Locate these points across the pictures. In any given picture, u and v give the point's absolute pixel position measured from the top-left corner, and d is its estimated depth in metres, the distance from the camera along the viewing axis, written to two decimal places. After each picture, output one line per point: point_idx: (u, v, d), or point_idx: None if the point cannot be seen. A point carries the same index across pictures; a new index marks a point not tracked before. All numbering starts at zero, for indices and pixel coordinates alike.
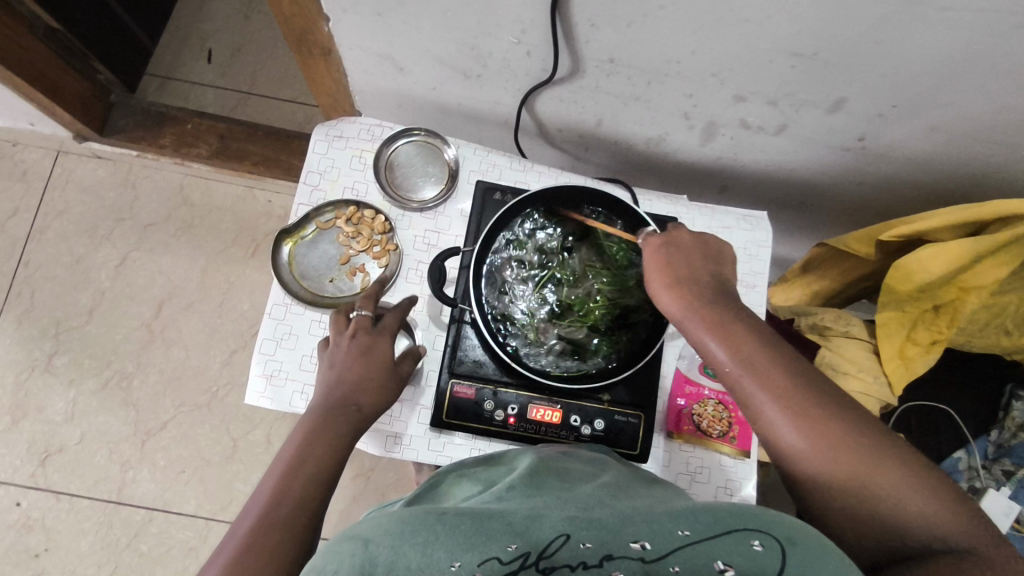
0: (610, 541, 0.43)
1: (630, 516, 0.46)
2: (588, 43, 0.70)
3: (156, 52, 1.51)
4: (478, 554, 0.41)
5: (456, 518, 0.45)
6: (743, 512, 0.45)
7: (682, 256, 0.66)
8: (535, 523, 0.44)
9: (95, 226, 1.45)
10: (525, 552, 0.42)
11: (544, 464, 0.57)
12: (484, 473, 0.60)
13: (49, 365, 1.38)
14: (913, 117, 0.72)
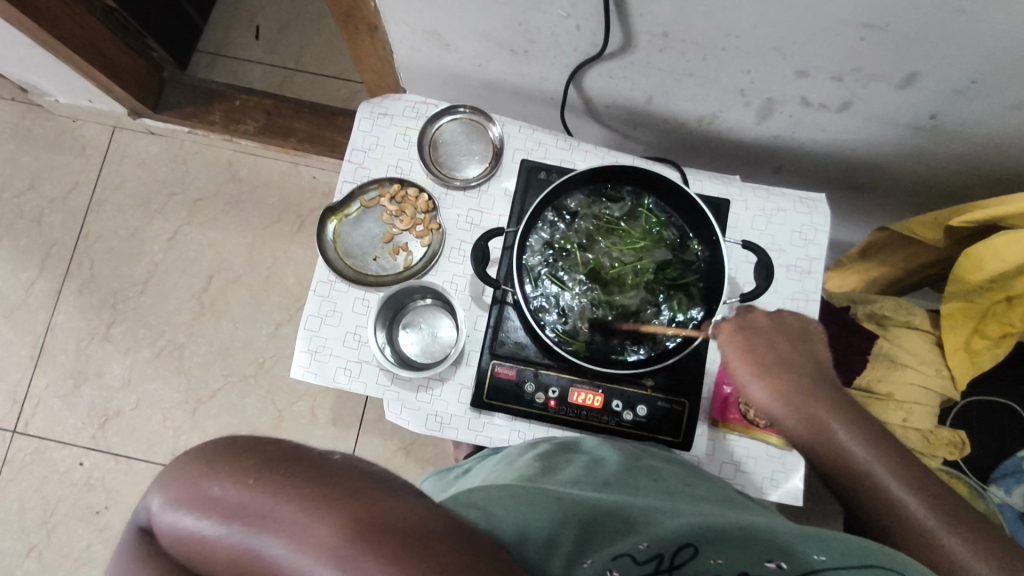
0: (742, 559, 0.44)
1: (755, 530, 0.46)
2: (641, 15, 0.66)
3: (206, 29, 1.53)
4: (614, 550, 0.45)
5: (571, 506, 0.48)
6: (869, 547, 0.45)
7: (764, 337, 0.66)
8: (655, 524, 0.46)
9: (150, 199, 1.49)
10: (657, 554, 0.44)
11: (630, 460, 0.60)
12: (559, 453, 0.62)
13: (107, 333, 1.44)
14: (995, 93, 0.67)
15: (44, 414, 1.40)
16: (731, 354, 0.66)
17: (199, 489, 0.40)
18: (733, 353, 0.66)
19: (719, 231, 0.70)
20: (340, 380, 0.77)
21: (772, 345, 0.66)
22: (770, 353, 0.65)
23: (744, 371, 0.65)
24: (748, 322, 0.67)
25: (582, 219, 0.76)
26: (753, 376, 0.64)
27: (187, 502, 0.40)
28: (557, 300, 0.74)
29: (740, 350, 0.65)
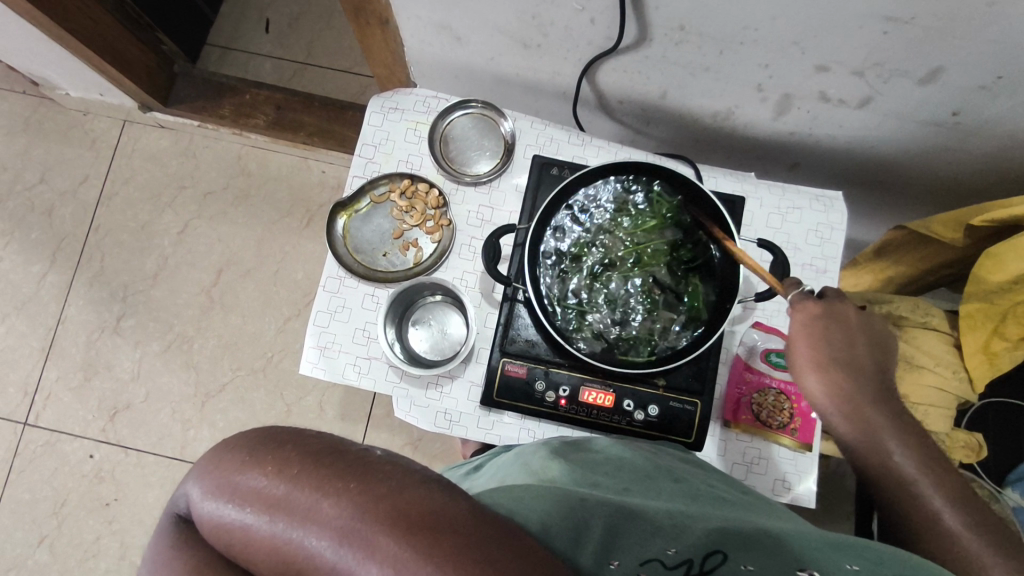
0: (774, 565, 0.43)
1: (786, 538, 0.45)
2: (658, 8, 0.65)
3: (216, 22, 1.52)
4: (640, 554, 0.44)
5: (597, 505, 0.47)
6: (903, 559, 0.44)
7: (840, 330, 0.64)
8: (683, 527, 0.45)
9: (159, 193, 1.50)
10: (686, 559, 0.44)
11: (650, 463, 0.60)
12: (576, 453, 0.61)
13: (117, 327, 1.44)
14: (1021, 89, 0.65)
15: (54, 406, 1.41)
16: (805, 338, 0.64)
17: (240, 481, 0.40)
18: (802, 335, 0.64)
19: (735, 229, 0.68)
20: (349, 376, 0.76)
21: (852, 337, 0.64)
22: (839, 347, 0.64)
23: (812, 356, 0.64)
24: (830, 311, 0.64)
25: (599, 212, 0.74)
26: (816, 364, 0.64)
27: (229, 493, 0.40)
28: (571, 295, 0.73)
29: (811, 337, 0.64)
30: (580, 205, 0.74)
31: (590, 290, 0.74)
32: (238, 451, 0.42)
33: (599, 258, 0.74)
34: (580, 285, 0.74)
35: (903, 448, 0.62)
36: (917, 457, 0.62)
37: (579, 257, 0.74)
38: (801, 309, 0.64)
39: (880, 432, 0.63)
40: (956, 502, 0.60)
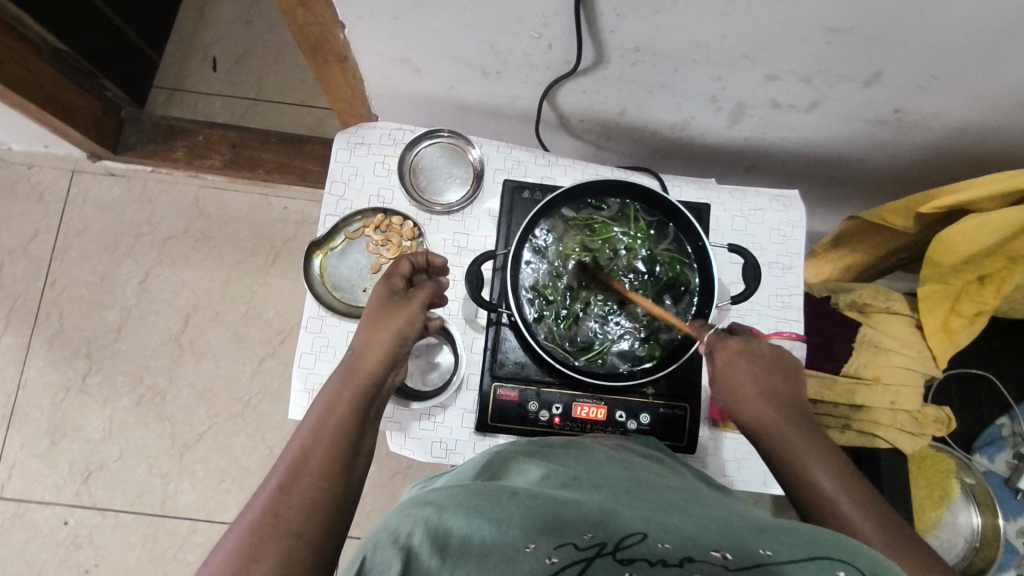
0: (689, 546, 0.41)
1: (702, 531, 0.43)
2: (613, 32, 0.68)
3: (161, 65, 1.50)
4: (556, 538, 0.40)
5: (528, 500, 0.45)
6: (826, 541, 0.42)
7: (763, 364, 0.66)
8: (610, 519, 0.43)
9: (116, 242, 1.45)
10: (601, 541, 0.41)
11: (607, 456, 0.58)
12: (536, 455, 0.59)
13: (83, 385, 1.39)
14: (953, 86, 0.70)
15: (22, 475, 1.34)
16: (732, 373, 0.66)
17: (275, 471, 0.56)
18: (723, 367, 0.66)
19: (704, 235, 0.71)
20: None
21: (778, 374, 0.66)
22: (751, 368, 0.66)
23: (746, 389, 0.65)
24: (751, 344, 0.67)
25: (563, 238, 0.76)
26: (748, 396, 0.64)
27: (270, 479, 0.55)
28: (561, 326, 0.74)
29: (739, 371, 0.65)
30: (546, 234, 0.76)
31: (567, 312, 0.75)
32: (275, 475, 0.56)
33: (571, 281, 0.75)
34: (556, 308, 0.75)
35: (827, 471, 0.58)
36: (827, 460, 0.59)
37: (552, 282, 0.75)
38: (722, 345, 0.67)
39: (806, 459, 0.60)
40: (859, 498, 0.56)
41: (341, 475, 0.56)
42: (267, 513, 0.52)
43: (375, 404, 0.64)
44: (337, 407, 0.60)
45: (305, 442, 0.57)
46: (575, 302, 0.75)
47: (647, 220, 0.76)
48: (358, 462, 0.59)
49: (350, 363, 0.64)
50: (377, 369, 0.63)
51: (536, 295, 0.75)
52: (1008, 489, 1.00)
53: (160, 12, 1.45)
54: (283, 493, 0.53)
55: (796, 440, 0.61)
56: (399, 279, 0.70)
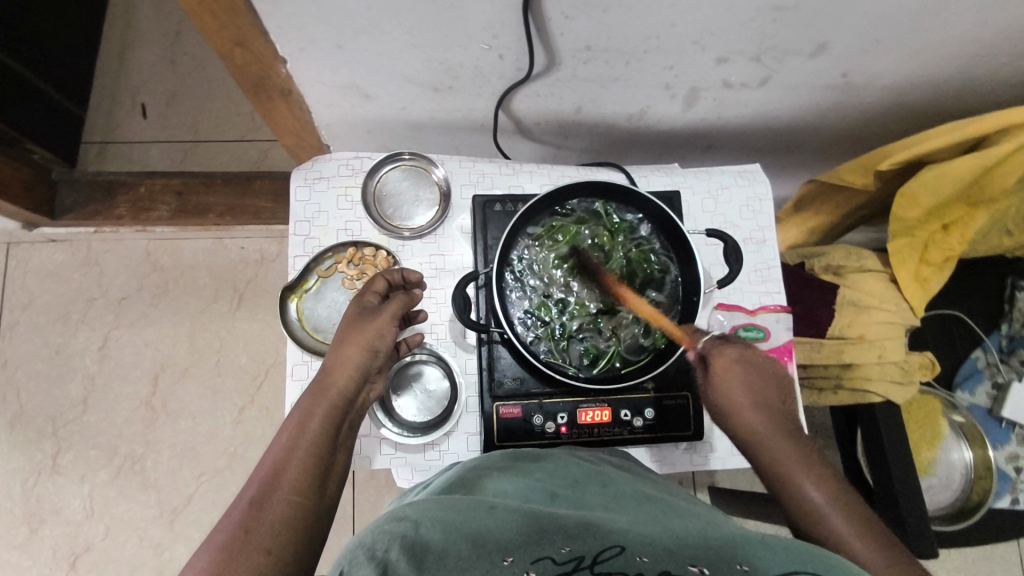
0: (667, 559, 0.42)
1: (681, 539, 0.45)
2: (563, 35, 0.67)
3: (87, 119, 1.43)
4: (533, 554, 0.42)
5: (508, 514, 0.46)
6: (797, 554, 0.44)
7: (760, 374, 0.70)
8: (586, 532, 0.44)
9: (67, 311, 1.38)
10: (578, 555, 0.42)
11: (586, 470, 0.60)
12: (514, 469, 0.60)
13: (54, 466, 1.32)
14: (895, 47, 0.71)
15: (3, 571, 1.27)
16: (726, 380, 0.69)
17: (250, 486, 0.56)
18: (723, 375, 0.69)
19: (678, 220, 0.71)
20: None
21: (768, 386, 0.70)
22: (757, 388, 0.69)
23: (739, 397, 0.67)
24: (748, 356, 0.71)
25: (541, 254, 0.75)
26: (740, 403, 0.67)
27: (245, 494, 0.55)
28: (560, 340, 0.74)
29: (735, 376, 0.69)
30: (524, 252, 0.75)
31: (555, 326, 0.74)
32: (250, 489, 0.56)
33: (554, 295, 0.75)
34: (544, 324, 0.74)
35: (816, 483, 0.60)
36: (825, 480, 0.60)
37: (537, 299, 0.75)
38: (718, 348, 0.71)
39: (793, 468, 0.61)
40: (854, 514, 0.57)
41: (316, 488, 0.57)
42: (238, 529, 0.51)
43: (349, 418, 0.65)
44: (311, 423, 0.61)
45: (279, 457, 0.58)
46: (559, 315, 0.75)
47: (614, 216, 0.76)
48: (333, 478, 0.60)
49: (321, 382, 0.65)
50: (348, 385, 0.64)
51: (521, 313, 0.74)
52: (992, 420, 1.05)
53: (78, 64, 1.37)
54: (256, 509, 0.53)
55: (784, 452, 0.63)
56: (373, 296, 0.70)
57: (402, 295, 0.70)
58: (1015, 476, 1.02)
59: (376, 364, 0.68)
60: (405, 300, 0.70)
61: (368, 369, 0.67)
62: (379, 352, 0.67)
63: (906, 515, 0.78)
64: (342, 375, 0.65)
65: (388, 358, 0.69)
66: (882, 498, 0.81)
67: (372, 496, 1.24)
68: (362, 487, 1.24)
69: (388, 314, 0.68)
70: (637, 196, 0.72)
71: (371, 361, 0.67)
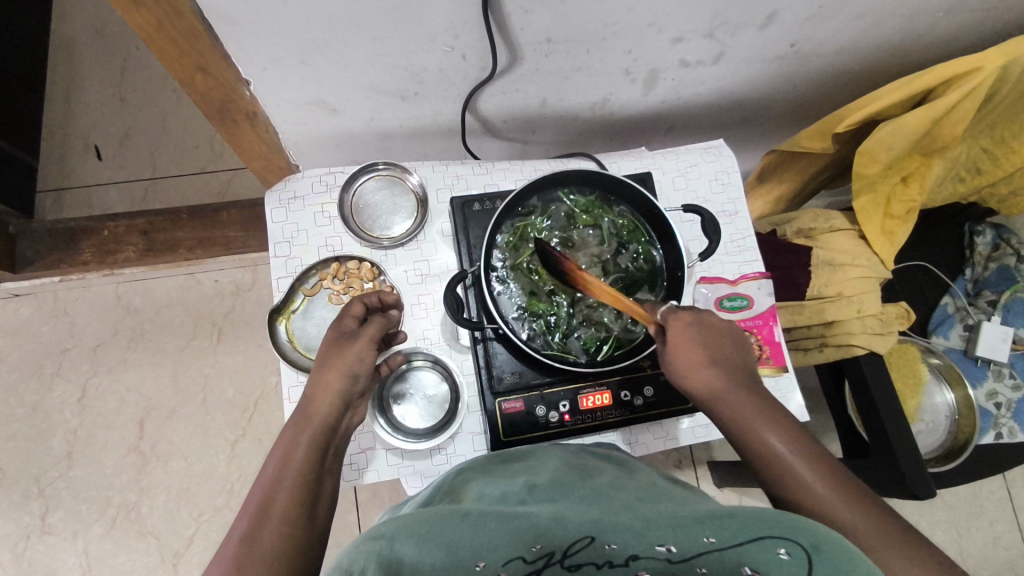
0: (634, 543, 0.43)
1: (651, 518, 0.46)
2: (523, 29, 0.68)
3: (39, 167, 1.39)
4: (503, 554, 0.43)
5: (483, 517, 0.47)
6: (770, 517, 0.44)
7: (712, 332, 0.65)
8: (557, 525, 0.45)
9: (41, 365, 1.34)
10: (547, 551, 0.43)
11: (567, 465, 0.60)
12: (493, 473, 0.61)
13: (44, 526, 1.28)
14: (839, 12, 0.74)
15: None
16: (680, 343, 0.63)
17: (238, 521, 0.54)
18: (681, 339, 0.63)
19: (651, 197, 0.72)
20: (351, 476, 0.74)
21: (722, 344, 0.65)
22: (716, 346, 0.64)
23: (696, 360, 0.63)
24: (698, 317, 0.65)
25: (521, 249, 0.76)
26: (695, 364, 0.63)
27: (233, 530, 0.54)
28: (557, 334, 0.75)
29: (687, 338, 0.64)
30: (507, 249, 0.75)
31: (546, 318, 0.75)
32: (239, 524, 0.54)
33: (541, 290, 0.75)
34: (534, 317, 0.75)
35: (780, 436, 0.58)
36: (789, 434, 0.59)
37: (525, 295, 0.75)
38: (672, 317, 0.65)
39: (757, 427, 0.60)
40: (826, 468, 0.56)
41: (305, 516, 0.56)
42: (230, 567, 0.50)
43: (334, 445, 0.63)
44: (297, 452, 0.60)
45: (267, 488, 0.56)
46: (549, 307, 0.75)
47: (589, 199, 0.77)
48: (321, 505, 0.58)
49: (303, 411, 0.63)
50: (330, 412, 0.63)
51: (512, 310, 0.74)
52: (968, 360, 1.10)
53: (23, 113, 1.34)
54: (247, 543, 0.52)
55: (748, 410, 0.61)
56: (351, 320, 0.69)
57: (380, 317, 0.69)
58: (996, 411, 1.05)
59: (357, 388, 0.66)
60: (382, 323, 0.69)
61: (350, 395, 0.66)
62: (359, 376, 0.66)
63: (902, 460, 0.80)
64: (323, 403, 0.63)
65: (368, 379, 0.68)
66: (879, 448, 0.84)
67: (379, 514, 1.23)
68: (366, 507, 1.22)
69: (366, 337, 0.67)
70: (600, 176, 0.74)
71: (352, 386, 0.65)
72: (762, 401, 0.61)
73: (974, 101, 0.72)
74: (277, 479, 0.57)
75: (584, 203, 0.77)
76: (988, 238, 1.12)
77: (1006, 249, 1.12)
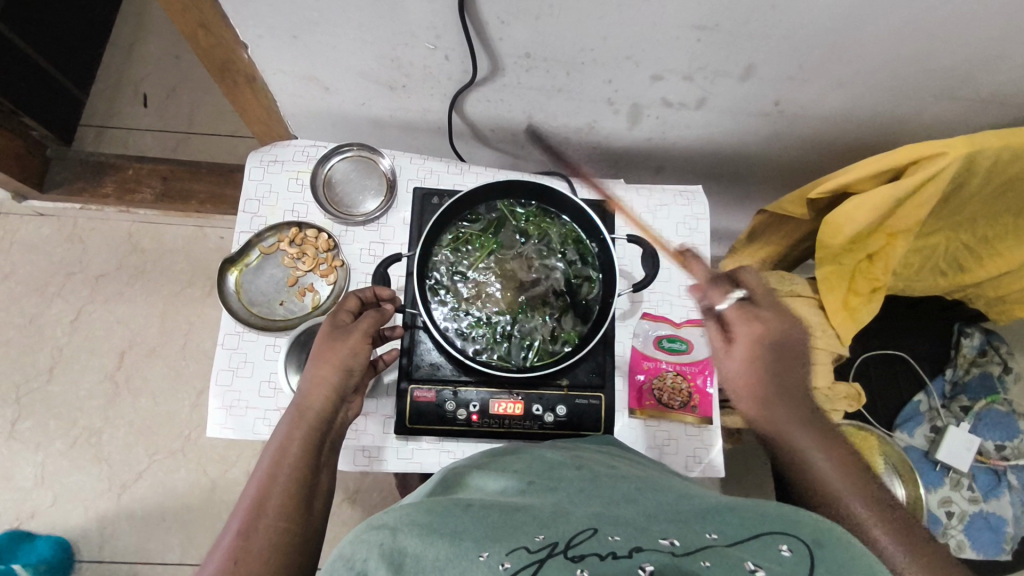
0: (637, 537, 0.42)
1: (655, 518, 0.46)
2: (502, 39, 0.71)
3: (89, 103, 1.49)
4: (509, 546, 0.42)
5: (482, 513, 0.47)
6: (766, 516, 0.45)
7: (783, 344, 0.64)
8: (562, 521, 0.45)
9: (46, 283, 1.43)
10: (552, 542, 0.42)
11: (559, 456, 0.60)
12: (498, 464, 0.62)
13: (12, 431, 1.35)
14: (819, 77, 0.75)
15: None
16: (734, 352, 0.65)
17: (235, 515, 0.58)
18: (739, 347, 0.64)
19: (591, 211, 0.74)
20: (261, 431, 0.76)
21: (784, 356, 0.64)
22: (781, 363, 0.64)
23: (754, 371, 0.63)
24: (755, 326, 0.64)
25: (462, 250, 0.78)
26: (750, 369, 0.63)
27: (231, 524, 0.57)
28: (485, 338, 0.76)
29: (750, 347, 0.64)
30: (451, 246, 0.78)
31: (475, 321, 0.77)
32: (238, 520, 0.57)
33: (475, 293, 0.77)
34: (464, 317, 0.77)
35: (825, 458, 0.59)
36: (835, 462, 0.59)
37: (459, 294, 0.77)
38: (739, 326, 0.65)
39: (794, 436, 0.61)
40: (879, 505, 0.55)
41: (302, 512, 0.59)
42: (227, 563, 0.54)
43: (329, 438, 0.65)
44: (290, 448, 0.61)
45: (262, 483, 0.59)
46: (482, 310, 0.77)
47: (536, 211, 0.79)
48: (317, 498, 0.61)
49: (297, 404, 0.64)
50: (325, 407, 0.63)
51: (444, 306, 0.76)
52: (927, 462, 1.05)
53: (85, 53, 1.45)
54: (244, 540, 0.55)
55: (784, 415, 0.62)
56: (346, 315, 0.68)
57: (373, 311, 0.68)
58: (946, 521, 1.02)
59: (351, 384, 0.66)
60: (376, 317, 0.67)
61: (344, 389, 0.66)
62: (354, 371, 0.66)
63: None
64: (317, 397, 0.64)
65: (363, 375, 0.68)
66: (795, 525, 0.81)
67: None
68: None
69: (361, 332, 0.66)
70: (543, 189, 0.76)
71: (346, 380, 0.65)
72: (812, 428, 0.61)
73: (934, 187, 0.71)
74: (271, 476, 0.60)
75: (533, 214, 0.79)
76: (974, 342, 1.07)
77: (992, 356, 1.08)
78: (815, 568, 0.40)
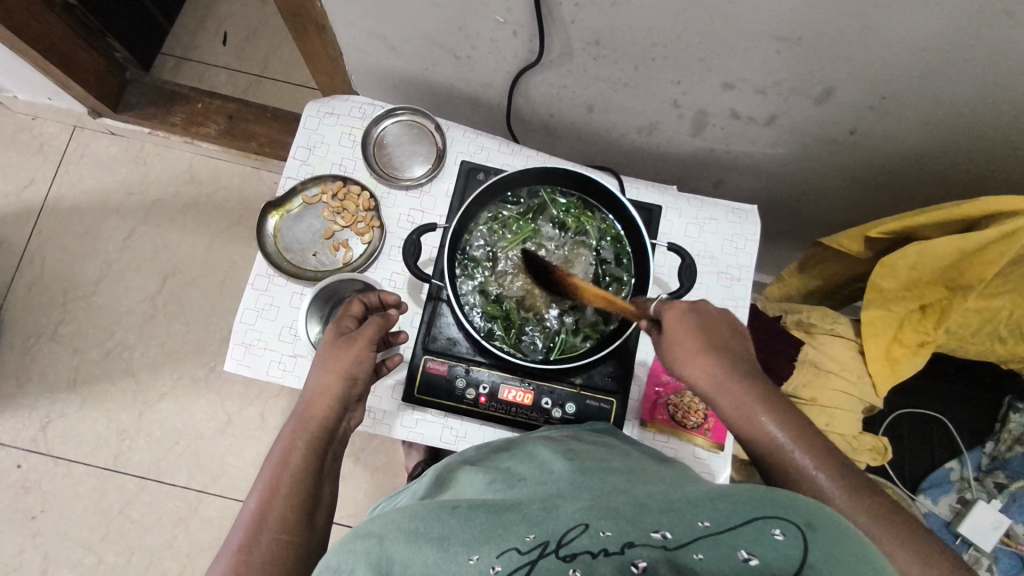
0: (630, 529, 0.42)
1: (648, 500, 0.44)
2: (573, 23, 0.69)
3: (172, 34, 1.54)
4: (498, 547, 0.41)
5: (471, 511, 0.45)
6: (759, 496, 0.43)
7: (711, 321, 0.63)
8: (551, 515, 0.43)
9: (107, 199, 1.48)
10: (541, 541, 0.41)
11: (551, 449, 0.58)
12: (492, 460, 0.59)
13: (54, 333, 1.41)
14: (902, 109, 0.70)
15: None
16: (673, 336, 0.62)
17: (238, 524, 0.59)
18: (676, 331, 0.62)
19: (632, 211, 0.72)
20: (275, 374, 0.77)
21: (719, 335, 0.62)
22: (716, 339, 0.62)
23: (697, 352, 0.60)
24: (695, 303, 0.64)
25: (497, 230, 0.77)
26: (694, 351, 0.60)
27: (235, 533, 0.58)
28: (506, 323, 0.75)
29: (687, 328, 0.62)
30: (487, 225, 0.77)
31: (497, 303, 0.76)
32: (241, 532, 0.58)
33: (502, 275, 0.76)
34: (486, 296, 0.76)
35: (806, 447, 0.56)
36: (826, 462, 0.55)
37: (486, 274, 0.76)
38: (668, 310, 0.63)
39: (758, 417, 0.58)
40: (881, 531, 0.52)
41: (304, 525, 0.59)
42: None
43: (331, 449, 0.65)
44: (292, 457, 0.62)
45: (264, 496, 0.59)
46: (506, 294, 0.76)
47: (578, 203, 0.77)
48: (320, 511, 0.61)
49: (301, 412, 0.64)
50: (328, 416, 0.64)
51: (469, 283, 0.76)
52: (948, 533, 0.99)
53: None
54: (245, 554, 0.56)
55: (742, 389, 0.59)
56: (350, 320, 0.68)
57: (378, 316, 0.67)
58: None
59: (355, 393, 0.66)
60: (381, 322, 0.67)
61: (348, 398, 0.65)
62: (358, 380, 0.65)
63: None
64: (321, 406, 0.64)
65: (368, 383, 0.67)
66: None
67: None
68: None
69: (364, 339, 0.65)
70: (587, 181, 0.75)
71: (350, 390, 0.65)
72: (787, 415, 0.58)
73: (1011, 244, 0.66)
74: (272, 486, 0.60)
75: (573, 206, 0.77)
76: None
77: None
78: (808, 554, 0.39)
